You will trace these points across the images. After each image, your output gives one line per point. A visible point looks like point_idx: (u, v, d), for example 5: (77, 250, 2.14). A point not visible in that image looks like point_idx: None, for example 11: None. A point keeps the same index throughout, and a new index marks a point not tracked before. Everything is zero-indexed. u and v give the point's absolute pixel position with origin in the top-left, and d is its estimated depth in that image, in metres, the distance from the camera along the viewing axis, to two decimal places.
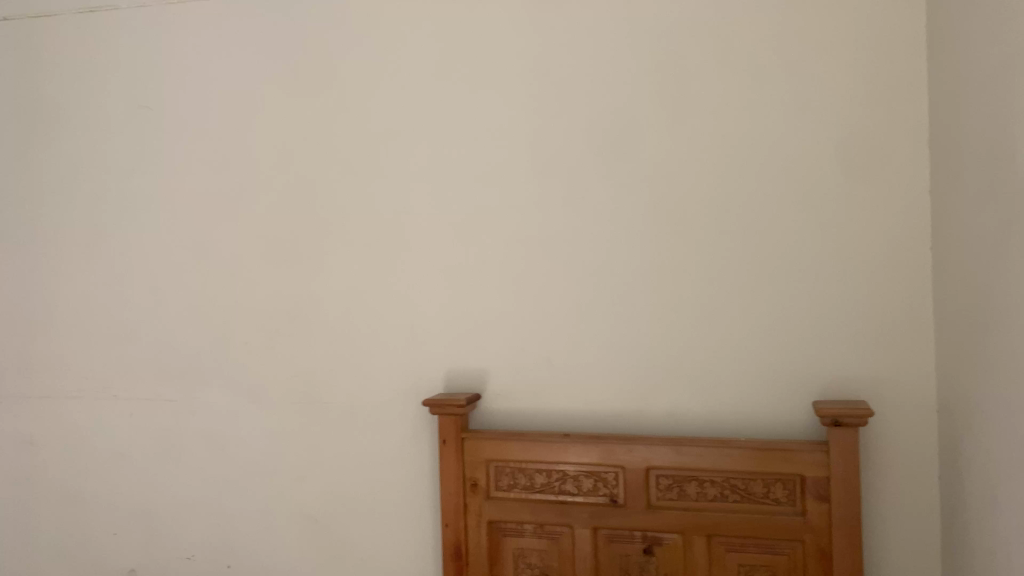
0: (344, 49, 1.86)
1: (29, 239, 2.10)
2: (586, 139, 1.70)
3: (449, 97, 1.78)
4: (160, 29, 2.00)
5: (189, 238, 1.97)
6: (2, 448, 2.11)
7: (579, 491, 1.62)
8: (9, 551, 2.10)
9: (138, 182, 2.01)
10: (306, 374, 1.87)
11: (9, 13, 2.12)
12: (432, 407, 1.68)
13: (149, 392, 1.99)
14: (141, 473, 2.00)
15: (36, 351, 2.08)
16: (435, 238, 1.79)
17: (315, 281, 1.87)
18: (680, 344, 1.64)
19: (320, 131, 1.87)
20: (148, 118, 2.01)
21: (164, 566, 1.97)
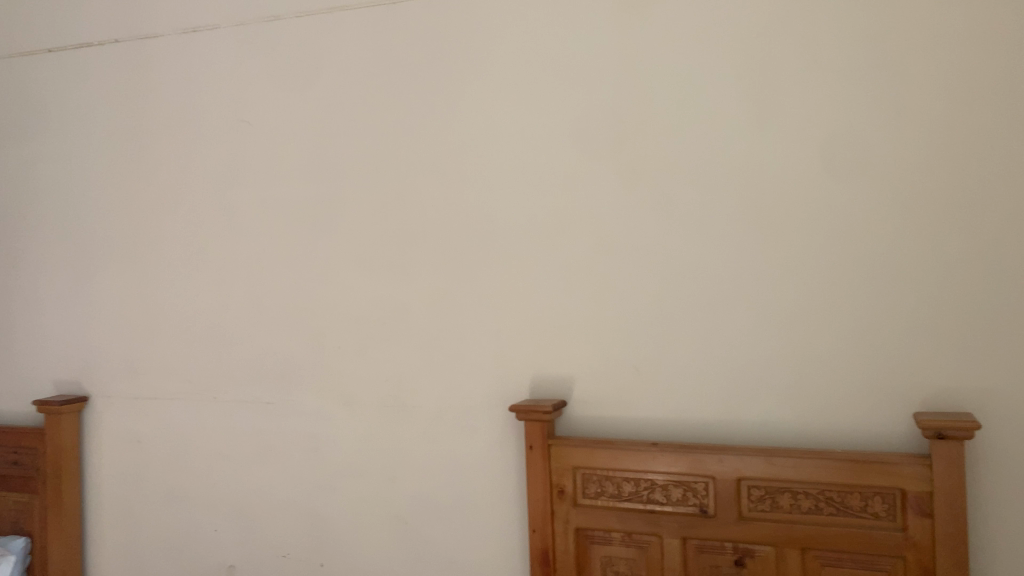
0: (432, 60, 1.90)
1: (138, 248, 2.22)
2: (672, 144, 1.68)
3: (534, 105, 1.80)
4: (256, 46, 2.09)
5: (284, 246, 2.04)
6: (114, 446, 2.23)
7: (667, 500, 1.60)
8: (119, 544, 2.22)
9: (236, 193, 2.10)
10: (396, 379, 1.92)
11: (121, 35, 2.26)
12: (518, 414, 1.69)
13: (247, 394, 2.07)
14: (240, 472, 2.08)
15: (144, 353, 2.20)
16: (521, 245, 1.80)
17: (403, 287, 1.91)
18: (771, 352, 1.61)
19: (409, 141, 1.92)
20: (246, 131, 2.10)
21: (261, 563, 2.05)
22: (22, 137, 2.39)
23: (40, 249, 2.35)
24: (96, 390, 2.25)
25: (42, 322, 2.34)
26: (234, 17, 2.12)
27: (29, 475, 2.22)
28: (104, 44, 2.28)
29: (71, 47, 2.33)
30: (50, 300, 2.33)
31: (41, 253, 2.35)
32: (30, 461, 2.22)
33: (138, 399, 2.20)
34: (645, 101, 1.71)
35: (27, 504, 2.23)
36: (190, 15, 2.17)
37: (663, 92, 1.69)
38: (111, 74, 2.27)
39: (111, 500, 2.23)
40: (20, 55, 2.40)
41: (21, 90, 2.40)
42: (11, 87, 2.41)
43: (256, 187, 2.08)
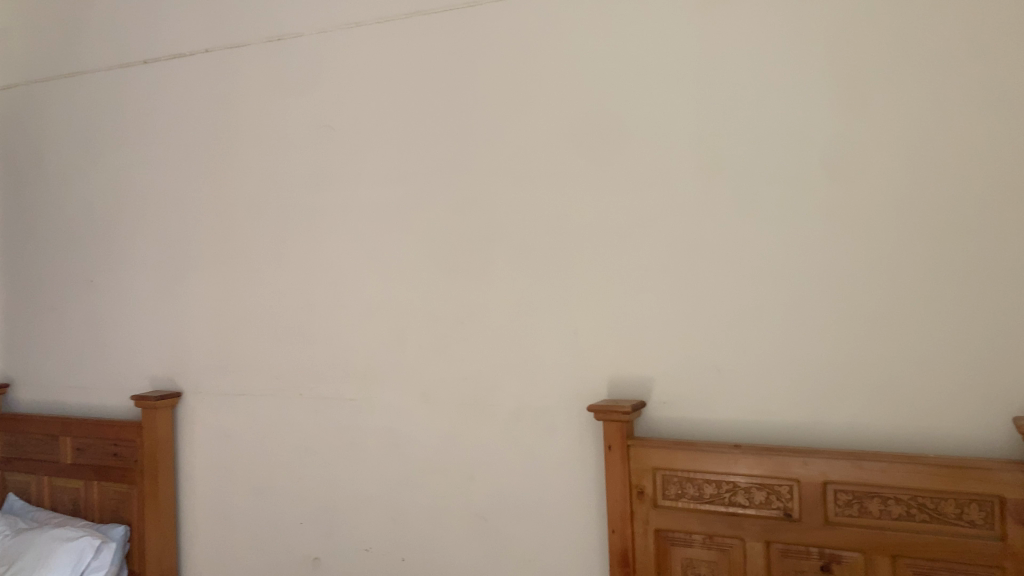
0: (510, 62, 1.92)
1: (227, 249, 2.31)
2: (753, 141, 1.66)
3: (612, 105, 1.80)
4: (338, 52, 2.14)
5: (365, 248, 2.09)
6: (205, 439, 2.32)
7: (750, 503, 1.58)
8: (210, 534, 2.31)
9: (318, 195, 2.17)
10: (475, 378, 1.94)
11: (211, 46, 2.35)
12: (597, 414, 1.69)
13: (331, 392, 2.13)
14: (324, 467, 2.14)
15: (233, 351, 2.28)
16: (599, 245, 1.81)
17: (482, 287, 1.94)
18: (858, 354, 1.57)
19: (487, 143, 1.94)
20: (329, 136, 2.15)
21: (344, 555, 2.10)
22: (119, 145, 2.52)
23: (136, 251, 2.47)
24: (189, 387, 2.35)
25: (139, 322, 2.46)
26: (316, 25, 2.18)
27: (128, 466, 2.34)
28: (194, 54, 2.38)
29: (164, 58, 2.44)
30: (146, 301, 2.45)
31: (137, 256, 2.47)
32: (129, 453, 2.34)
33: (228, 395, 2.29)
34: (725, 99, 1.69)
35: (126, 494, 2.35)
36: (274, 23, 2.25)
37: (744, 88, 1.67)
38: (200, 83, 2.37)
39: (203, 492, 2.32)
40: (117, 68, 2.53)
41: (118, 100, 2.53)
42: (109, 98, 2.54)
43: (338, 190, 2.14)
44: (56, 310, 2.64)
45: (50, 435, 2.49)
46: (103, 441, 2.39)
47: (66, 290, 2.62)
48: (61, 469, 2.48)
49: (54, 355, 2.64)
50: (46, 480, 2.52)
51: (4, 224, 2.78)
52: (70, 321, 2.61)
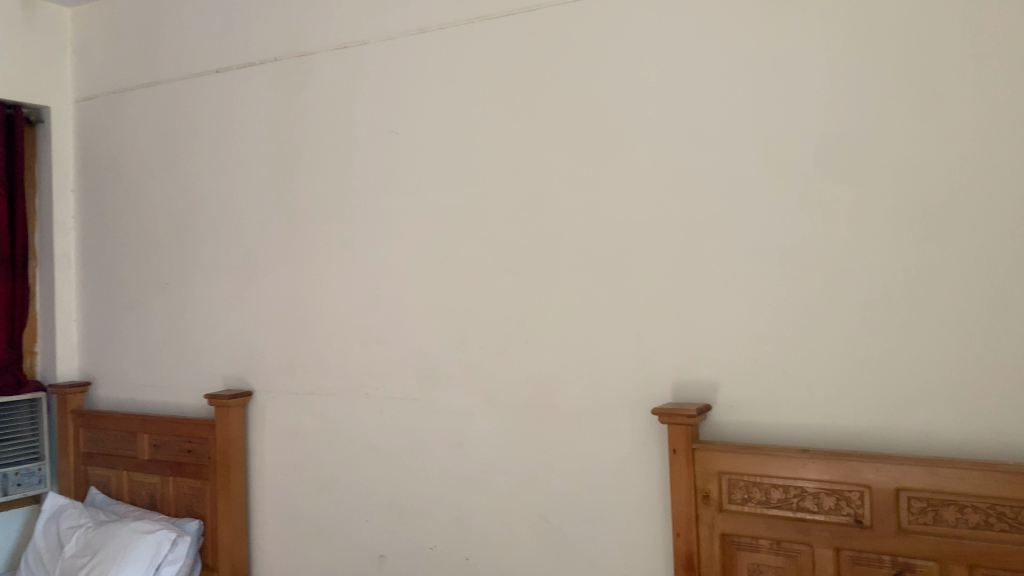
0: (572, 66, 1.93)
1: (295, 252, 2.37)
2: (821, 142, 1.64)
3: (676, 106, 1.79)
4: (403, 59, 2.18)
5: (429, 251, 2.13)
6: (274, 437, 2.39)
7: (819, 509, 1.55)
8: (279, 529, 2.37)
9: (384, 199, 2.21)
10: (537, 379, 1.96)
11: (279, 54, 2.42)
12: (661, 417, 1.69)
13: (396, 392, 2.17)
14: (388, 466, 2.18)
15: (302, 351, 2.35)
16: (662, 246, 1.80)
17: (544, 289, 1.95)
18: (932, 359, 1.53)
19: (549, 145, 1.95)
20: (394, 141, 2.20)
21: (409, 552, 2.14)
22: (193, 152, 2.61)
23: (208, 254, 2.56)
24: (259, 386, 2.43)
25: (211, 322, 2.54)
26: (382, 31, 2.22)
27: (202, 462, 2.42)
28: (263, 63, 2.45)
29: (234, 67, 2.52)
30: (218, 303, 2.53)
31: (210, 259, 2.55)
32: (203, 450, 2.42)
33: (296, 394, 2.35)
34: (792, 99, 1.67)
35: (200, 490, 2.43)
36: (340, 32, 2.30)
37: (812, 88, 1.65)
38: (269, 91, 2.44)
39: (272, 488, 2.39)
40: (190, 77, 2.62)
41: (191, 109, 2.62)
42: (184, 107, 2.64)
43: (403, 194, 2.18)
44: (135, 311, 2.76)
45: (129, 431, 2.60)
46: (178, 438, 2.48)
47: (144, 291, 2.73)
48: (139, 464, 2.58)
49: (134, 354, 2.75)
50: (125, 474, 2.63)
51: (88, 228, 2.91)
52: (147, 322, 2.72)
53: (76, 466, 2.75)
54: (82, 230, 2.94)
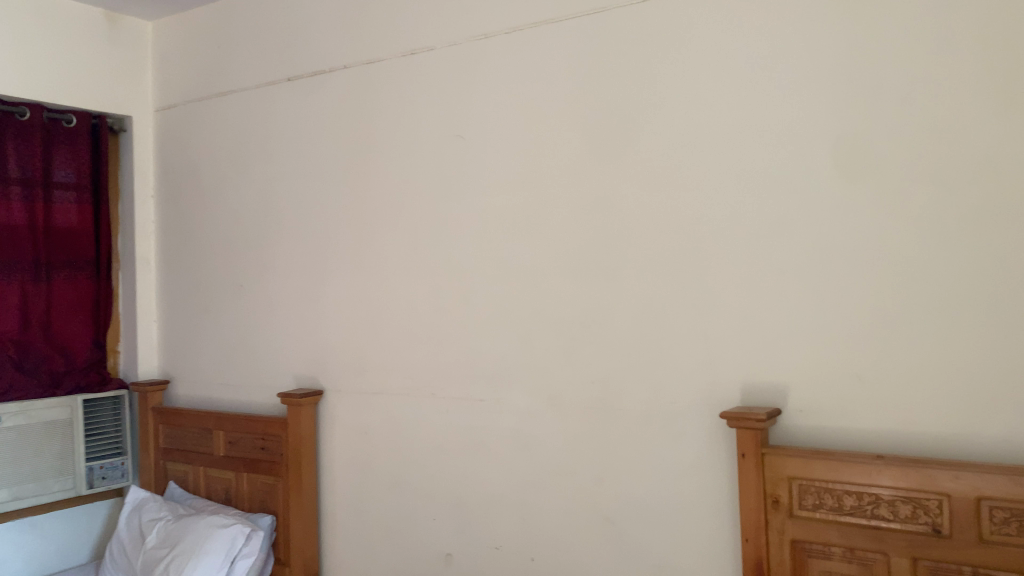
0: (637, 67, 1.93)
1: (364, 254, 2.42)
2: (896, 141, 1.60)
3: (743, 106, 1.77)
4: (469, 64, 2.21)
5: (494, 254, 2.15)
6: (344, 436, 2.44)
7: (895, 517, 1.52)
8: (348, 526, 2.43)
9: (450, 202, 2.24)
10: (602, 381, 1.96)
11: (348, 61, 2.48)
12: (730, 421, 1.67)
13: (462, 392, 2.20)
14: (454, 465, 2.21)
15: (370, 351, 2.40)
16: (729, 248, 1.79)
17: (609, 291, 1.95)
18: (1014, 363, 1.48)
19: (614, 148, 1.95)
20: (459, 145, 2.23)
21: (475, 551, 2.16)
22: (265, 158, 2.70)
23: (281, 257, 2.64)
24: (329, 385, 2.49)
25: (284, 323, 2.62)
26: (448, 37, 2.26)
27: (275, 459, 2.49)
28: (333, 70, 2.52)
29: (305, 75, 2.59)
30: (290, 305, 2.60)
31: (282, 263, 2.63)
32: (276, 448, 2.49)
33: (365, 393, 2.40)
34: (865, 97, 1.63)
35: (273, 486, 2.51)
36: (407, 38, 2.34)
37: (886, 86, 1.61)
38: (338, 98, 2.50)
39: (342, 486, 2.45)
40: (263, 86, 2.71)
41: (264, 116, 2.70)
42: (257, 115, 2.72)
43: (469, 197, 2.20)
44: (211, 312, 2.85)
45: (206, 428, 2.69)
46: (252, 435, 2.56)
47: (220, 293, 2.83)
48: (214, 460, 2.67)
49: (210, 353, 2.85)
50: (201, 470, 2.72)
51: (167, 232, 3.03)
52: (223, 323, 2.81)
53: (156, 461, 2.86)
54: (162, 234, 3.06)
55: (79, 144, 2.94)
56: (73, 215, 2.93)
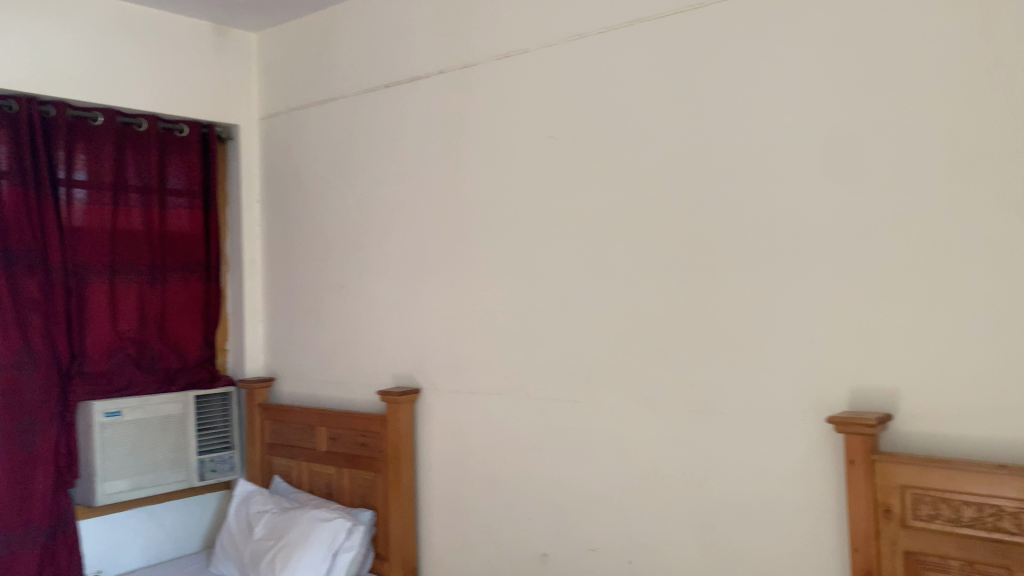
0: (735, 63, 1.88)
1: (460, 255, 2.46)
2: (1018, 131, 1.51)
3: (848, 101, 1.71)
4: (564, 65, 2.21)
5: (589, 254, 2.14)
6: (441, 434, 2.48)
7: (1019, 531, 1.43)
8: (446, 523, 2.47)
9: (545, 204, 2.25)
10: (701, 384, 1.93)
11: (444, 66, 2.52)
12: (838, 426, 1.62)
13: (557, 393, 2.20)
14: (549, 466, 2.21)
15: (466, 351, 2.43)
16: (835, 247, 1.73)
17: (708, 292, 1.92)
18: None
19: (712, 146, 1.92)
20: (553, 146, 2.23)
21: (571, 553, 2.16)
22: (364, 162, 2.77)
23: (379, 259, 2.70)
24: (427, 385, 2.53)
25: (382, 323, 2.69)
26: (542, 39, 2.26)
27: (374, 455, 2.56)
28: (429, 76, 2.56)
29: (402, 81, 2.65)
30: (388, 305, 2.67)
31: (380, 265, 2.70)
32: (375, 444, 2.56)
33: (461, 393, 2.43)
34: (982, 88, 1.55)
35: (372, 482, 2.57)
36: (501, 41, 2.36)
37: (1007, 74, 1.52)
38: (434, 103, 2.54)
39: (439, 484, 2.49)
40: (362, 93, 2.78)
41: (363, 122, 2.78)
42: (356, 120, 2.80)
43: (565, 198, 2.20)
44: (313, 313, 2.95)
45: (309, 424, 2.79)
46: (353, 431, 2.63)
47: (321, 294, 2.92)
48: (317, 455, 2.76)
49: (313, 352, 2.95)
50: (304, 465, 2.81)
51: (272, 236, 3.15)
52: (325, 323, 2.91)
53: (262, 455, 2.98)
54: (267, 237, 3.18)
55: (190, 152, 3.09)
56: (185, 219, 3.09)
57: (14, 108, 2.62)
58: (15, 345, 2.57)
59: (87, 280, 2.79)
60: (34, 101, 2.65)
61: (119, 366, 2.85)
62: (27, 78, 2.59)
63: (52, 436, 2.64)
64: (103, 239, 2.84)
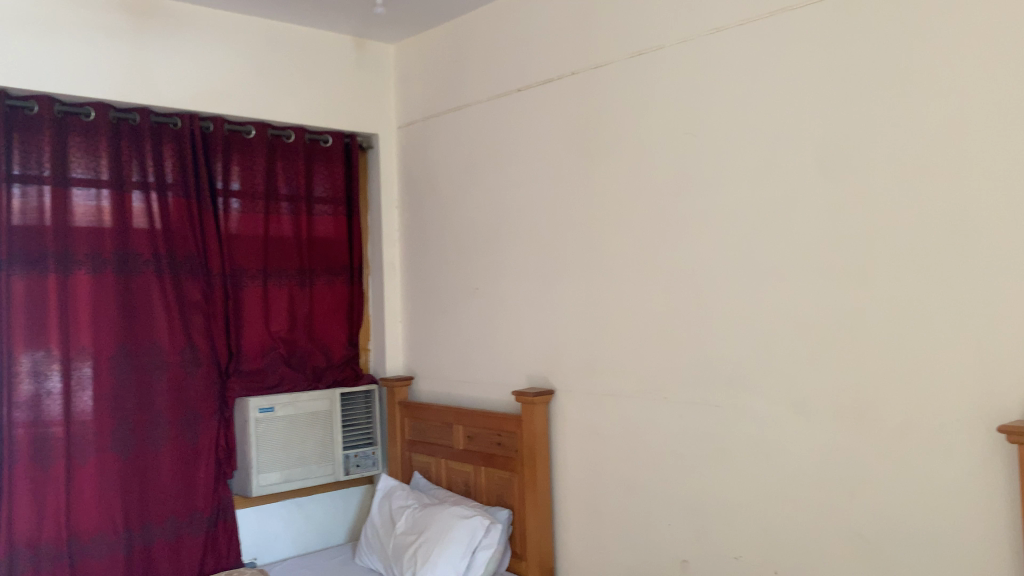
0: (883, 49, 1.78)
1: (594, 257, 2.45)
2: None
3: (1018, 85, 1.58)
4: (701, 61, 2.16)
5: (729, 254, 2.08)
6: (577, 436, 2.48)
7: None
8: (584, 524, 2.46)
9: (683, 203, 2.20)
10: (852, 389, 1.83)
11: (576, 68, 2.52)
12: (1010, 436, 1.50)
13: (695, 397, 2.15)
14: (689, 470, 2.17)
15: (601, 353, 2.42)
16: (1005, 243, 1.60)
17: (858, 292, 1.82)
18: None
19: (860, 137, 1.82)
20: (689, 144, 2.19)
21: (713, 561, 2.10)
22: (497, 165, 2.81)
23: (513, 260, 2.74)
24: (561, 386, 2.54)
25: (516, 324, 2.72)
26: (675, 35, 2.22)
27: (510, 455, 2.59)
28: (562, 78, 2.57)
29: (534, 84, 2.67)
30: (522, 307, 2.70)
31: (515, 267, 2.73)
32: (511, 444, 2.59)
33: (596, 394, 2.43)
34: None
35: (509, 481, 2.60)
36: (634, 40, 2.34)
37: None
38: (567, 105, 2.55)
39: (576, 485, 2.49)
40: (495, 98, 2.83)
41: (495, 126, 2.82)
42: (489, 125, 2.85)
43: (704, 196, 2.15)
44: (450, 314, 3.03)
45: (446, 423, 2.86)
46: (489, 431, 2.67)
47: (457, 297, 2.99)
48: (454, 453, 2.82)
49: (450, 352, 3.03)
50: (442, 463, 2.88)
51: (410, 240, 3.26)
52: (461, 324, 2.97)
53: (403, 452, 3.07)
54: (406, 241, 3.29)
55: (334, 161, 3.24)
56: (330, 225, 3.24)
57: (179, 125, 2.84)
58: (179, 345, 2.78)
59: (242, 284, 2.98)
60: (195, 117, 2.86)
61: (272, 365, 3.02)
62: (187, 95, 2.81)
63: (212, 429, 2.84)
64: (257, 245, 3.02)
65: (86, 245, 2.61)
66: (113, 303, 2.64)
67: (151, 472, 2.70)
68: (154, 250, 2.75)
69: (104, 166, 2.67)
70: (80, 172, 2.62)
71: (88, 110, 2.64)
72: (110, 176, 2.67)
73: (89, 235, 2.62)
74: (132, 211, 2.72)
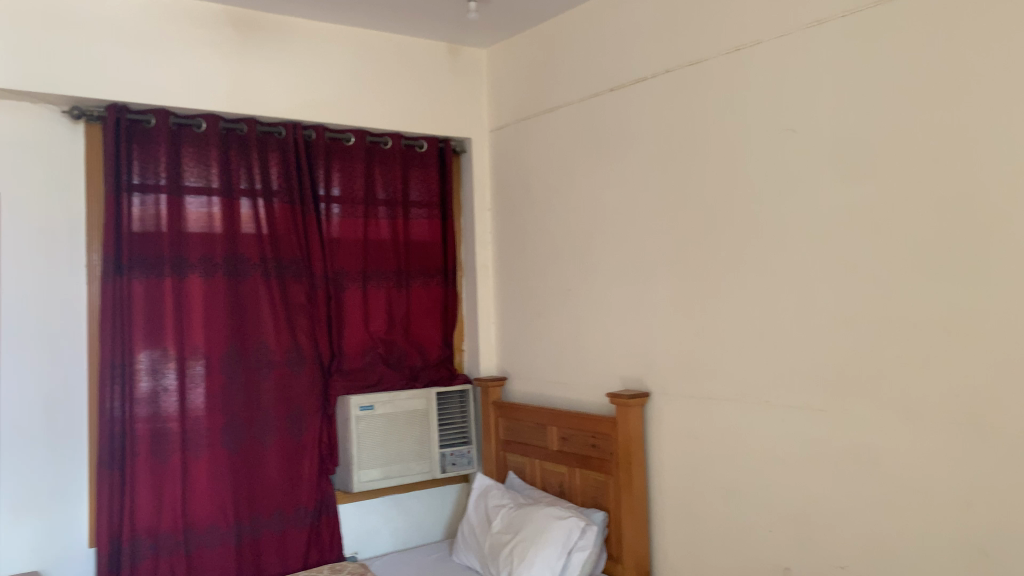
0: (996, 38, 1.69)
1: (690, 258, 2.43)
2: None
3: None
4: (800, 55, 2.10)
5: (832, 254, 2.03)
6: (674, 439, 2.46)
7: None
8: (680, 528, 2.44)
9: (784, 202, 2.15)
10: (964, 395, 1.76)
11: (671, 66, 2.50)
12: None
13: (797, 400, 2.11)
14: (791, 475, 2.12)
15: (697, 355, 2.39)
16: None
17: (972, 294, 1.74)
18: None
19: (971, 131, 1.74)
20: (788, 142, 2.14)
21: (818, 567, 2.05)
22: (590, 166, 2.82)
23: (607, 260, 2.74)
24: (657, 388, 2.53)
25: (610, 325, 2.72)
26: (773, 29, 2.18)
27: (605, 457, 2.59)
28: (656, 76, 2.56)
29: (628, 83, 2.66)
30: (616, 307, 2.70)
31: (609, 267, 2.73)
32: (606, 446, 2.59)
33: (694, 398, 2.40)
34: None
35: (604, 482, 2.61)
36: (729, 36, 2.30)
37: None
38: (660, 104, 2.54)
39: (672, 489, 2.47)
40: (587, 98, 2.84)
41: (588, 127, 2.83)
42: (581, 126, 2.86)
43: (807, 195, 2.09)
44: (544, 315, 3.05)
45: (540, 424, 2.88)
46: (583, 433, 2.68)
47: (551, 298, 3.01)
48: (549, 454, 2.84)
49: (543, 353, 3.05)
50: (537, 463, 2.91)
51: (504, 242, 3.29)
52: (554, 325, 2.99)
53: (498, 451, 3.12)
54: (500, 243, 3.33)
55: (429, 166, 3.31)
56: (426, 228, 3.31)
57: (283, 134, 2.95)
58: (285, 344, 2.90)
59: (344, 286, 3.08)
60: (298, 126, 2.98)
61: (371, 364, 3.11)
62: (291, 105, 2.92)
63: (317, 426, 2.94)
64: (357, 249, 3.12)
65: (198, 250, 2.75)
66: (223, 305, 2.78)
67: (260, 466, 2.83)
68: (261, 255, 2.88)
69: (215, 175, 2.81)
70: (193, 181, 2.77)
71: (199, 121, 2.79)
72: (220, 184, 2.81)
73: (202, 241, 2.77)
74: (241, 217, 2.85)
